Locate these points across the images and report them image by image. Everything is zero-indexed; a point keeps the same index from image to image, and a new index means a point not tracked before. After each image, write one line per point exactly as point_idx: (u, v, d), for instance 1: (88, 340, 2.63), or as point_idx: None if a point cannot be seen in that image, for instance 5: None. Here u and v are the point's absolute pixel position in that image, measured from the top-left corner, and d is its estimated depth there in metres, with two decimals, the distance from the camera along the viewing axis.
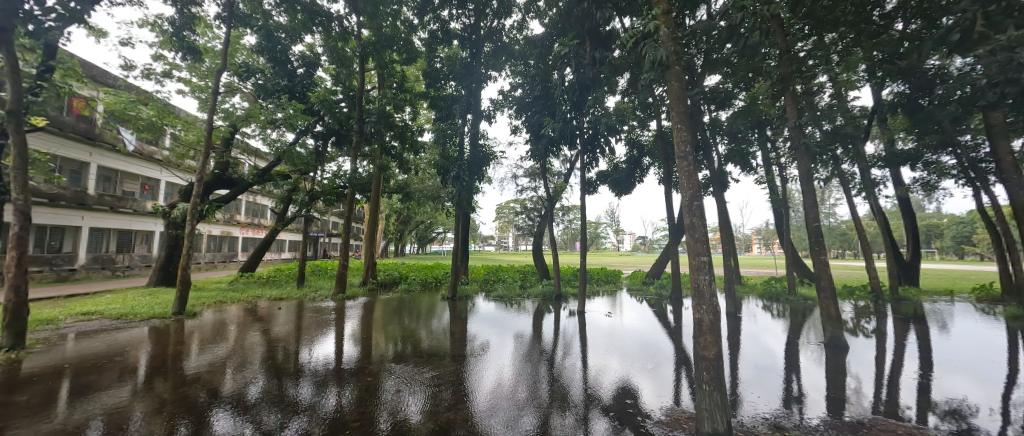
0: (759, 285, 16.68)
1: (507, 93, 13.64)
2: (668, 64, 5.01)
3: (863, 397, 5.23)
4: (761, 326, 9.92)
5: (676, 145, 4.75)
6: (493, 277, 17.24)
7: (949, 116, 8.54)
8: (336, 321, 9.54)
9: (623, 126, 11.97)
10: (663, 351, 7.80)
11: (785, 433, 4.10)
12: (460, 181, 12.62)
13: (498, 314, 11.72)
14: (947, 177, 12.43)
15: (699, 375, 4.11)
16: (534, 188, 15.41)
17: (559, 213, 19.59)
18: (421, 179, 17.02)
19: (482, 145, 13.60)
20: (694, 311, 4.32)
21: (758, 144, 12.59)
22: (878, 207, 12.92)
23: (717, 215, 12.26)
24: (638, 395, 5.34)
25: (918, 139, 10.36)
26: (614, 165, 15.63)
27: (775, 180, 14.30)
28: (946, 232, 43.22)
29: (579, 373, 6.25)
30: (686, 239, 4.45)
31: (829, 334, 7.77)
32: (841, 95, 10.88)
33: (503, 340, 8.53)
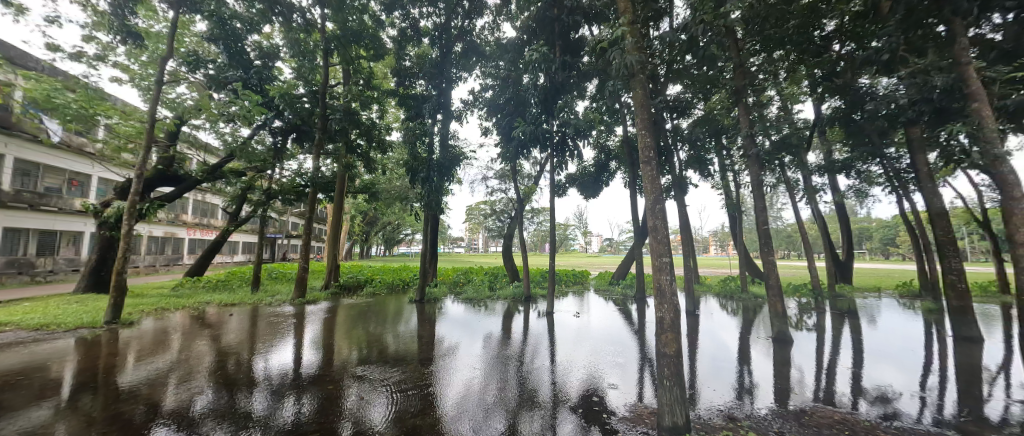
0: (716, 284, 17.68)
1: (478, 95, 13.61)
2: (633, 72, 5.21)
3: (806, 387, 5.66)
4: (717, 323, 10.51)
5: (640, 151, 4.94)
6: (462, 279, 17.06)
7: (878, 130, 9.49)
8: (295, 327, 9.04)
9: (591, 131, 12.30)
10: (627, 349, 8.06)
11: (737, 423, 4.36)
12: (429, 182, 12.41)
13: (468, 316, 11.61)
14: (875, 186, 13.82)
15: (661, 371, 4.27)
16: (505, 190, 15.47)
17: (529, 215, 19.76)
18: (389, 179, 16.59)
19: (453, 145, 13.45)
20: (657, 310, 4.49)
21: (715, 152, 13.38)
22: (819, 212, 14.11)
23: (678, 218, 12.87)
24: (604, 392, 5.49)
25: (852, 151, 11.43)
26: (583, 169, 16.01)
27: (730, 186, 15.25)
28: (875, 235, 47.95)
29: (548, 373, 6.33)
30: (649, 241, 4.63)
31: (777, 329, 8.36)
32: (788, 108, 11.78)
33: (472, 342, 8.49)
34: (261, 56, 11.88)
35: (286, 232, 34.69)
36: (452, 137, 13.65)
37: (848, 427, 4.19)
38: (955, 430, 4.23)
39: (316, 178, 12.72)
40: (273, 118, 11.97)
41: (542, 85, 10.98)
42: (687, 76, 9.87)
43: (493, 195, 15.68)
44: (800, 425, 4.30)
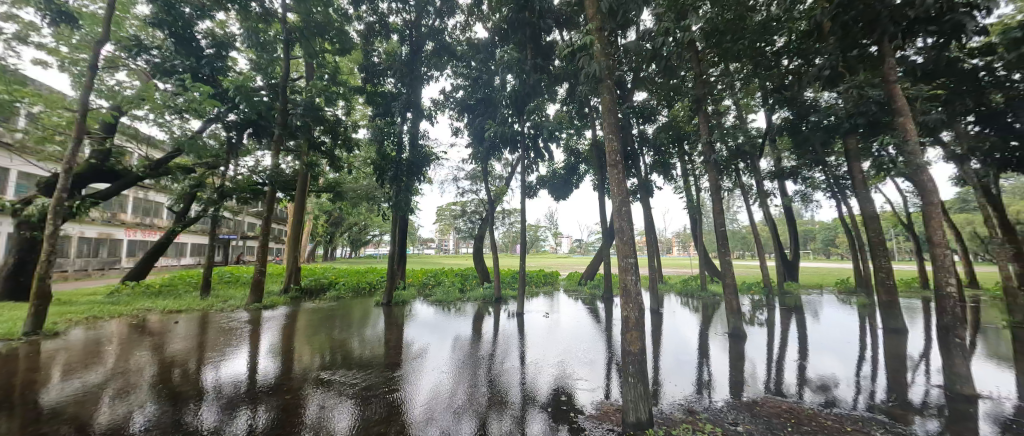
0: (678, 283, 18.50)
1: (449, 94, 13.46)
2: (601, 77, 5.35)
3: (758, 379, 6.03)
4: (679, 321, 10.98)
5: (607, 154, 5.08)
6: (432, 281, 16.78)
7: (821, 139, 10.32)
8: (251, 334, 8.49)
9: (562, 134, 12.50)
10: (595, 347, 8.24)
11: (695, 416, 4.58)
12: (397, 182, 12.09)
13: (437, 318, 11.43)
14: (818, 191, 15.03)
15: (625, 368, 4.40)
16: (476, 191, 15.39)
17: (500, 217, 19.77)
18: (356, 178, 16.03)
19: (423, 144, 13.21)
20: (623, 309, 4.62)
21: (677, 157, 14.01)
22: (770, 215, 15.15)
23: (643, 220, 13.35)
24: (572, 391, 5.58)
25: (799, 158, 12.36)
26: (553, 171, 16.24)
27: (691, 189, 16.01)
28: (818, 236, 52.12)
29: (517, 374, 6.34)
30: (616, 242, 4.79)
31: (733, 325, 8.85)
32: (742, 117, 12.55)
33: (442, 344, 8.37)
34: (214, 45, 11.08)
35: (241, 233, 32.60)
36: (421, 136, 13.40)
37: (793, 415, 4.50)
38: (883, 413, 4.67)
39: (276, 175, 12.05)
40: (227, 111, 11.10)
41: (513, 87, 11.03)
42: (651, 84, 10.28)
43: (464, 196, 15.54)
44: (752, 415, 4.56)
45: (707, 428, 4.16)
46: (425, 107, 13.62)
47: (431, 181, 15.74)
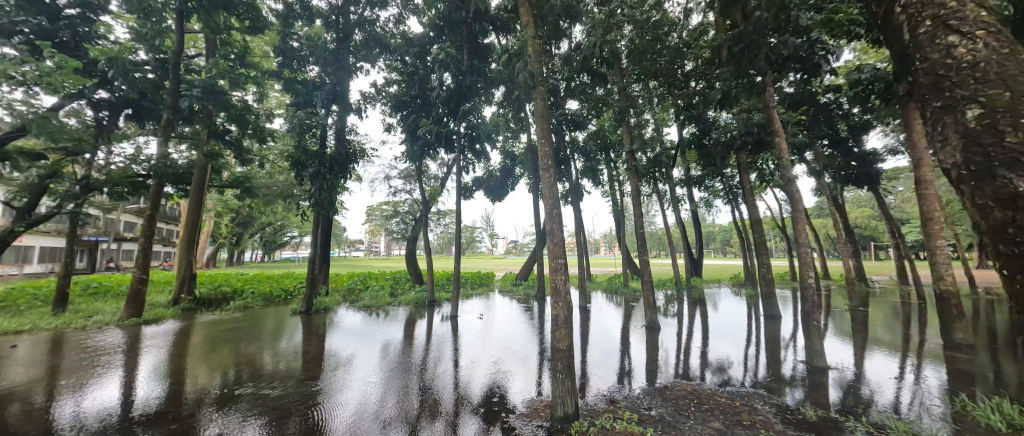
0: (604, 281, 19.82)
1: (380, 88, 12.77)
2: (535, 84, 5.49)
3: (669, 366, 6.70)
4: (605, 316, 11.76)
5: (540, 159, 5.23)
6: (359, 285, 15.70)
7: (720, 153, 11.88)
8: (128, 355, 7.11)
9: (497, 136, 12.62)
10: (527, 345, 8.45)
11: (616, 405, 4.94)
12: (320, 179, 11.06)
13: (364, 325, 10.74)
14: (718, 198, 17.28)
15: (554, 365, 4.55)
16: (409, 191, 14.79)
17: (434, 217, 19.29)
18: (269, 173, 14.34)
19: (350, 139, 12.32)
20: (553, 308, 4.78)
21: (604, 164, 15.03)
22: (680, 218, 17.01)
23: (574, 223, 14.06)
24: (504, 391, 5.61)
25: (704, 169, 14.07)
26: (489, 172, 16.30)
27: (615, 194, 17.27)
28: (717, 237, 59.99)
29: (450, 377, 6.21)
30: (547, 243, 4.95)
31: (649, 318, 9.73)
32: (659, 130, 13.90)
33: (369, 352, 7.85)
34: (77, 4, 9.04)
35: (116, 234, 27.10)
36: (348, 130, 12.49)
37: (696, 395, 5.10)
38: (763, 387, 5.52)
39: (164, 166, 10.24)
40: (96, 87, 9.13)
41: (449, 85, 10.83)
42: (582, 94, 10.88)
43: (396, 196, 14.84)
44: (663, 399, 5.06)
45: (627, 414, 4.48)
46: (354, 100, 12.73)
47: (359, 180, 14.75)
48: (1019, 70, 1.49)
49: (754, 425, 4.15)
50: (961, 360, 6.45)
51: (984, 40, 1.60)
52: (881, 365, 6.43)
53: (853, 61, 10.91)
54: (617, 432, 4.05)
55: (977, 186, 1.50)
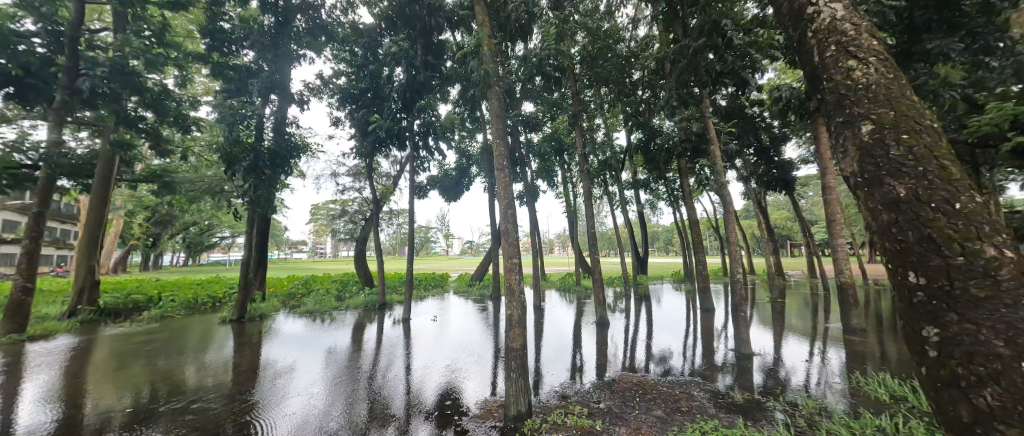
0: (558, 280, 20.35)
1: (326, 79, 11.99)
2: (490, 83, 5.47)
3: (618, 359, 7.03)
4: (558, 314, 12.06)
5: (495, 159, 5.22)
6: (301, 289, 14.62)
7: (664, 159, 12.71)
8: (5, 378, 5.98)
9: (452, 134, 12.42)
10: (482, 345, 8.41)
11: (567, 400, 5.08)
12: (256, 174, 10.13)
13: (307, 331, 10.03)
14: (662, 200, 18.48)
15: (508, 364, 4.54)
16: (358, 189, 14.06)
17: (386, 217, 18.54)
18: (194, 166, 12.85)
19: (291, 132, 11.43)
20: (507, 308, 4.79)
21: (558, 166, 15.41)
22: (628, 219, 17.94)
23: (529, 223, 14.26)
24: (459, 393, 5.52)
25: (649, 172, 14.96)
26: (443, 171, 16.00)
27: (569, 195, 17.78)
28: (661, 236, 64.19)
29: (402, 382, 5.99)
30: (501, 243, 4.95)
31: (600, 314, 10.13)
32: (609, 135, 14.54)
33: (312, 360, 7.31)
34: None
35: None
36: (289, 123, 11.59)
37: (640, 386, 5.39)
38: (698, 375, 5.97)
39: (57, 156, 8.75)
40: None
41: (402, 80, 10.46)
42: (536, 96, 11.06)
43: (344, 194, 14.04)
44: (610, 391, 5.30)
45: (577, 409, 4.62)
46: (296, 91, 11.84)
47: (302, 176, 13.74)
48: (900, 94, 1.77)
49: (691, 411, 4.46)
50: (856, 341, 7.48)
51: (874, 65, 1.86)
52: (796, 349, 7.26)
53: (775, 79, 12.21)
54: (567, 426, 4.15)
55: (871, 191, 1.75)
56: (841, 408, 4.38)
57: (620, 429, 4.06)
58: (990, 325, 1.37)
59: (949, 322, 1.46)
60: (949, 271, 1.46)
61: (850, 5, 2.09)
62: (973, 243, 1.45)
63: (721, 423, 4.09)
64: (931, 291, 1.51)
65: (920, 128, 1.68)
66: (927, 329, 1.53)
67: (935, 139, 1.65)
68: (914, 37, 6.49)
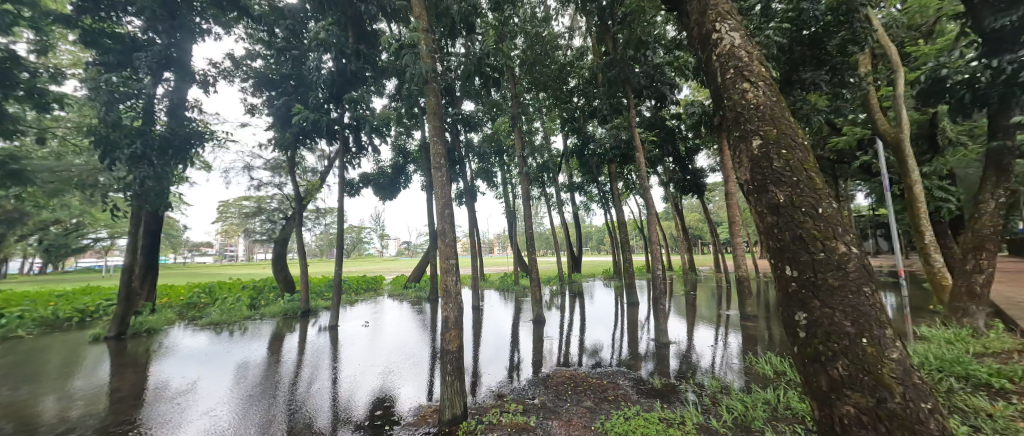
0: (497, 280, 20.48)
1: (238, 60, 10.63)
2: (427, 79, 5.31)
3: (553, 355, 7.28)
4: (497, 314, 12.14)
5: (432, 157, 5.07)
6: (205, 298, 12.77)
7: (596, 163, 13.49)
8: None
9: (388, 130, 11.83)
10: (418, 348, 8.12)
11: (503, 399, 5.11)
12: (142, 164, 8.58)
13: (211, 345, 8.78)
14: (595, 202, 19.59)
15: (443, 367, 4.44)
16: (278, 185, 12.69)
17: (312, 216, 17.03)
18: (56, 153, 10.51)
19: (192, 118, 9.92)
20: (443, 310, 4.67)
21: (498, 166, 15.51)
22: (564, 220, 18.71)
23: (468, 223, 14.14)
24: (391, 400, 5.27)
25: (584, 176, 15.79)
26: (378, 169, 15.16)
27: (508, 196, 18.00)
28: (594, 236, 68.09)
29: (328, 395, 5.51)
30: (437, 243, 4.83)
31: (537, 312, 10.41)
32: (547, 138, 15.01)
33: (217, 378, 6.42)
34: None
35: None
36: (190, 106, 10.04)
37: (572, 380, 5.63)
38: (624, 365, 6.42)
39: None
40: None
41: (331, 69, 9.69)
42: (476, 96, 11.01)
43: (260, 190, 12.57)
44: (544, 387, 5.45)
45: (513, 407, 4.68)
46: (199, 70, 10.31)
47: (207, 168, 12.01)
48: (781, 116, 2.08)
49: (616, 399, 4.79)
50: (751, 326, 8.67)
51: (761, 90, 2.16)
52: (704, 336, 8.19)
53: (690, 96, 13.65)
54: (502, 425, 4.17)
55: (760, 196, 2.02)
56: (738, 385, 5.03)
57: (553, 422, 4.19)
58: (841, 308, 1.67)
59: (813, 308, 1.74)
60: (814, 265, 1.76)
61: (745, 35, 2.39)
62: (830, 241, 1.76)
63: (642, 407, 4.44)
64: (801, 281, 1.80)
65: (794, 145, 1.98)
66: (798, 314, 1.81)
67: (805, 155, 1.96)
68: (793, 68, 7.73)
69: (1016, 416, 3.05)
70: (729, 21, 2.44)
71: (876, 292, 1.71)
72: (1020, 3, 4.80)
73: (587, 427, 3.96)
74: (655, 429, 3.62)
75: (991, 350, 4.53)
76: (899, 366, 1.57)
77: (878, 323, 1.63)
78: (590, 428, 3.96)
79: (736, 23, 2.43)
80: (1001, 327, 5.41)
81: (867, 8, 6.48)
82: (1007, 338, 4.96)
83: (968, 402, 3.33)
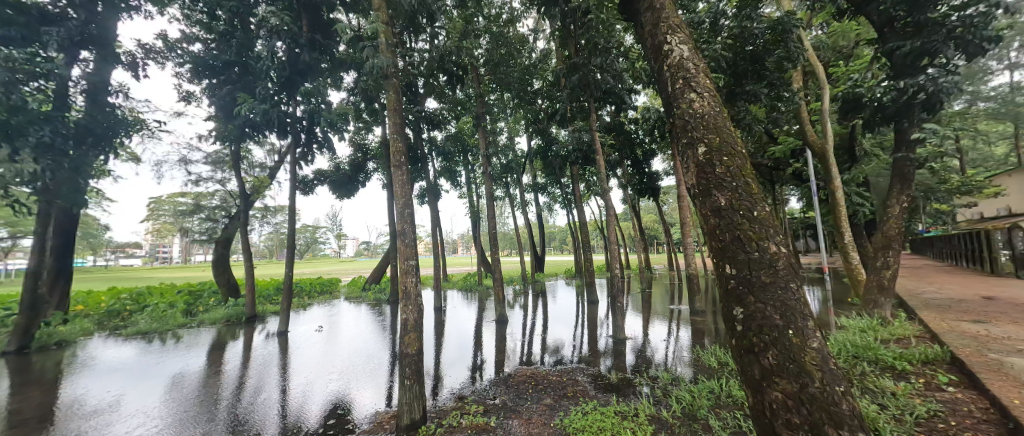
0: (460, 280, 20.26)
1: (172, 43, 9.65)
2: (386, 74, 5.10)
3: (515, 354, 7.32)
4: (460, 314, 12.01)
5: (392, 155, 4.90)
6: (131, 305, 11.46)
7: (559, 164, 13.74)
8: None
9: (346, 126, 11.30)
10: (376, 352, 7.83)
11: (464, 400, 5.06)
12: (53, 153, 7.53)
13: (138, 357, 7.89)
14: (558, 203, 19.96)
15: (402, 371, 4.32)
16: (220, 181, 11.66)
17: (259, 215, 15.85)
18: None
19: (117, 104, 8.88)
20: (402, 313, 4.53)
21: (461, 166, 15.33)
22: (528, 220, 18.89)
23: (431, 222, 13.84)
24: (346, 408, 5.03)
25: (547, 176, 16.04)
26: (335, 165, 14.43)
27: (472, 196, 17.87)
28: (557, 236, 69.44)
29: (276, 405, 5.15)
30: (397, 244, 4.68)
31: (500, 312, 10.40)
32: (511, 139, 15.05)
33: (144, 392, 5.78)
34: None
35: None
36: (113, 91, 8.98)
37: (533, 378, 5.69)
38: (584, 362, 6.60)
39: None
40: None
41: (282, 58, 9.10)
42: (440, 93, 10.80)
43: (198, 185, 11.48)
44: (506, 387, 5.46)
45: (473, 408, 4.64)
46: (124, 50, 9.24)
47: (134, 161, 10.78)
48: (724, 125, 2.24)
49: (575, 395, 4.91)
50: (699, 321, 9.25)
51: (706, 101, 2.31)
52: (659, 331, 8.60)
53: (647, 102, 14.31)
54: (462, 427, 4.12)
55: (704, 199, 2.17)
56: (687, 376, 5.35)
57: (514, 422, 4.21)
58: (772, 303, 1.83)
59: (749, 303, 1.90)
60: (750, 264, 1.92)
61: (693, 48, 2.54)
62: (763, 242, 1.92)
63: (599, 402, 4.58)
64: (739, 278, 1.95)
65: (734, 153, 2.14)
66: (735, 309, 1.97)
67: (742, 162, 2.13)
68: (738, 81, 8.34)
69: (913, 394, 3.50)
70: (678, 34, 2.58)
71: (801, 288, 1.88)
72: (918, 35, 5.55)
73: (547, 424, 4.03)
74: (610, 422, 3.76)
75: (894, 336, 5.17)
76: (819, 354, 1.74)
77: (803, 315, 1.80)
78: (549, 424, 4.04)
79: (685, 37, 2.57)
80: (903, 316, 6.20)
81: (799, 29, 7.13)
82: (906, 325, 5.70)
83: (875, 382, 3.79)
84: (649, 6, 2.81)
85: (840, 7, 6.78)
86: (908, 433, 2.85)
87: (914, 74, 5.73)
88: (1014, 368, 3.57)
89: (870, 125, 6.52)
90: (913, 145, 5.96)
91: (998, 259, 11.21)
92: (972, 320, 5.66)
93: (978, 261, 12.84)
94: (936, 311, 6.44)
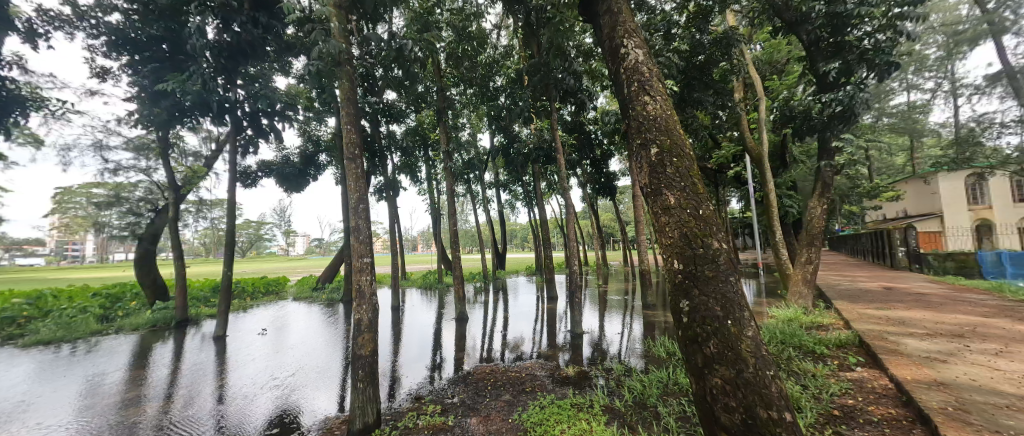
0: (419, 278, 19.73)
1: (83, 10, 8.42)
2: (339, 60, 4.74)
3: (475, 352, 7.24)
4: (419, 313, 11.68)
5: (346, 147, 4.62)
6: (30, 311, 9.89)
7: (521, 163, 13.78)
8: None
9: (294, 113, 10.54)
10: (327, 354, 7.41)
11: (421, 400, 4.94)
12: None
13: (38, 369, 6.84)
14: (519, 201, 20.02)
15: (354, 373, 4.14)
16: (144, 169, 10.39)
17: (192, 209, 14.34)
18: None
19: (10, 77, 7.57)
20: (355, 313, 4.27)
21: (422, 161, 14.86)
22: (490, 217, 18.78)
23: (388, 218, 13.31)
24: (293, 414, 4.73)
25: (509, 173, 16.02)
26: (282, 157, 13.40)
27: (433, 192, 17.42)
28: (518, 234, 69.83)
29: (212, 416, 4.70)
30: (350, 241, 4.40)
31: (460, 310, 10.21)
32: (473, 135, 14.83)
33: (48, 407, 5.05)
34: None
35: None
36: (5, 63, 7.66)
37: (492, 375, 5.69)
38: (542, 357, 6.74)
39: None
40: None
41: (218, 39, 8.41)
42: (399, 86, 10.39)
43: (117, 175, 10.14)
44: (465, 385, 5.41)
45: (429, 408, 4.54)
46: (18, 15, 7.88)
47: (34, 144, 9.30)
48: (673, 128, 2.35)
49: (534, 390, 4.98)
50: (652, 314, 9.70)
51: (658, 107, 2.42)
52: (614, 325, 8.89)
53: (606, 103, 14.68)
54: (419, 428, 4.01)
55: (654, 198, 2.28)
56: (639, 367, 5.61)
57: (472, 420, 4.15)
58: (713, 295, 1.97)
59: (695, 295, 2.02)
60: (695, 259, 2.04)
61: (647, 53, 2.63)
62: (708, 238, 2.05)
63: (557, 395, 4.69)
64: (686, 273, 2.07)
65: (682, 154, 2.26)
66: (682, 302, 2.08)
67: (689, 164, 2.25)
68: (688, 89, 8.87)
69: (829, 374, 3.94)
70: (634, 39, 2.67)
71: (739, 281, 2.04)
72: (839, 54, 6.23)
73: (505, 420, 4.05)
74: (566, 415, 3.84)
75: (816, 323, 5.76)
76: (753, 342, 1.88)
77: (739, 306, 1.95)
78: (508, 420, 4.05)
79: (639, 41, 2.66)
80: (823, 307, 6.90)
81: (741, 43, 7.68)
82: (825, 314, 6.38)
83: (799, 365, 4.19)
84: (608, 9, 2.89)
85: (775, 24, 7.39)
86: (825, 409, 3.18)
87: (835, 89, 6.43)
88: (906, 348, 4.14)
89: (798, 135, 7.11)
90: (832, 153, 6.68)
91: (897, 255, 12.96)
92: (876, 308, 6.47)
93: (882, 256, 14.74)
94: (848, 300, 7.29)
